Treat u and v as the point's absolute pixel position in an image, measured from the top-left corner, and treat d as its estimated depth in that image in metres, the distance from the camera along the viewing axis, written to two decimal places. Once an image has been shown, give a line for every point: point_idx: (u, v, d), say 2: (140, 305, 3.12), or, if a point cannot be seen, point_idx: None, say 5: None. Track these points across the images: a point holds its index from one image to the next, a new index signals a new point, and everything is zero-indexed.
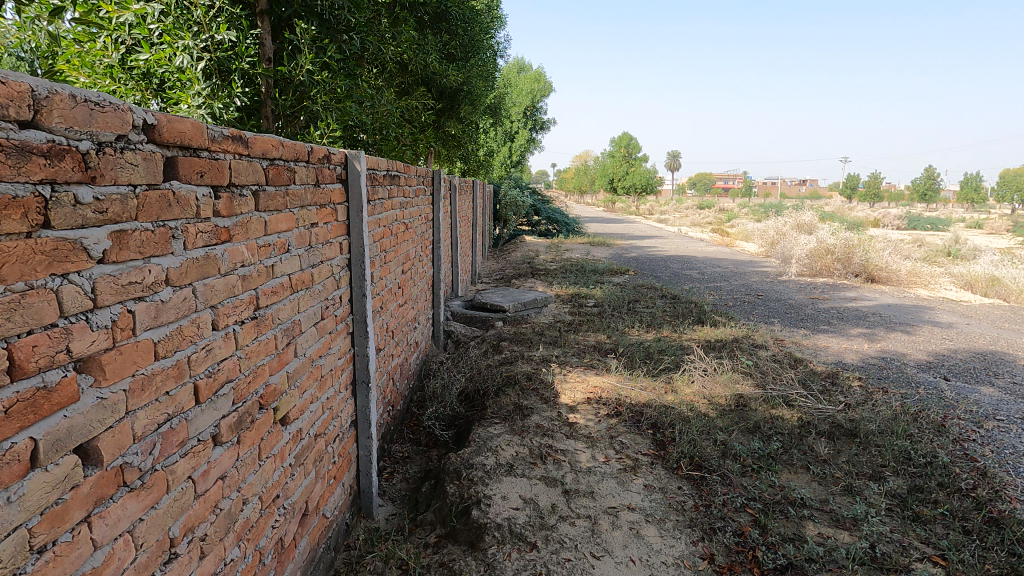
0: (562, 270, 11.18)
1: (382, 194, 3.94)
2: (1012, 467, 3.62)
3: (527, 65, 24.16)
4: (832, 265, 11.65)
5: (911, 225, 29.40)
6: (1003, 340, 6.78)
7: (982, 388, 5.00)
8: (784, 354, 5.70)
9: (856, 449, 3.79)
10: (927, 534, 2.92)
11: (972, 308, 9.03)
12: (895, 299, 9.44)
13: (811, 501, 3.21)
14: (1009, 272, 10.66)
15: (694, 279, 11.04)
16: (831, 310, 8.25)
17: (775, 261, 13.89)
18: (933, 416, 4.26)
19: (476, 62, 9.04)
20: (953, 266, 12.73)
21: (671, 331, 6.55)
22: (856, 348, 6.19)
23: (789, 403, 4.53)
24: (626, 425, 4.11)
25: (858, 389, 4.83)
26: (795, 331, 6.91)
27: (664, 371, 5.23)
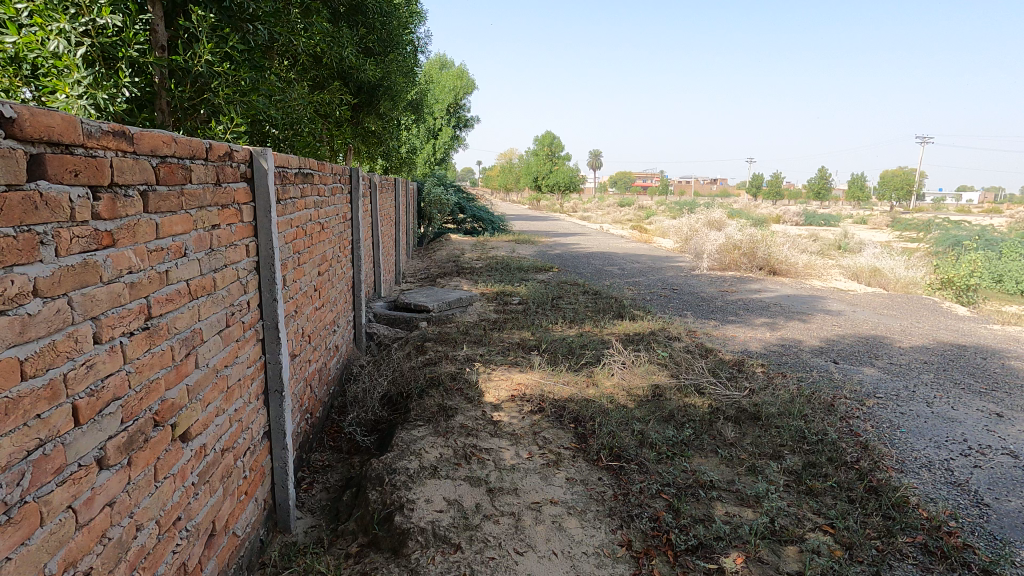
0: (488, 268, 11.21)
1: (294, 192, 3.76)
2: (889, 439, 4.04)
3: (449, 62, 23.91)
4: (739, 259, 12.45)
5: (807, 221, 32.04)
6: (882, 325, 7.54)
7: (865, 369, 5.55)
8: (696, 345, 6.03)
9: (759, 431, 4.08)
10: (818, 505, 3.20)
11: (857, 297, 9.97)
12: (794, 290, 10.24)
13: (719, 483, 3.42)
14: (887, 263, 11.87)
15: (614, 275, 11.41)
16: (738, 302, 8.83)
17: (689, 257, 14.67)
18: (825, 397, 4.67)
19: (396, 57, 8.82)
20: (842, 259, 14.00)
21: (593, 326, 6.74)
22: (760, 337, 6.66)
23: (700, 392, 4.80)
24: (548, 420, 4.19)
25: (760, 375, 5.20)
26: (706, 322, 7.33)
27: (585, 366, 5.38)
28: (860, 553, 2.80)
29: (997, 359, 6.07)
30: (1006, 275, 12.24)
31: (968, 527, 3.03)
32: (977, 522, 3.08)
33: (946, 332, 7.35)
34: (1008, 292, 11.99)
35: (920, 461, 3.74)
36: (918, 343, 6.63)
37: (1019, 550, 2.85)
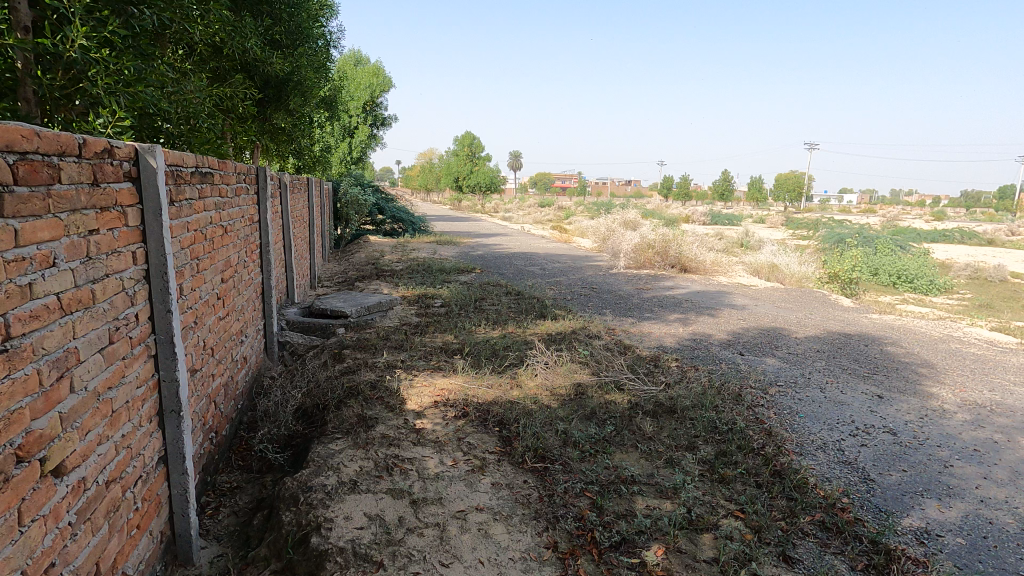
0: (409, 270, 10.96)
1: (191, 193, 3.44)
2: (789, 424, 4.35)
3: (365, 58, 23.18)
4: (653, 258, 13.01)
5: (713, 221, 34.15)
6: (781, 318, 8.15)
7: (767, 359, 5.96)
8: (615, 342, 6.21)
9: (675, 424, 4.25)
10: (730, 492, 3.37)
11: (758, 291, 10.72)
12: (703, 286, 10.83)
13: (640, 477, 3.52)
14: (783, 260, 12.87)
15: (536, 275, 11.54)
16: (653, 299, 9.21)
17: (607, 256, 15.13)
18: (733, 387, 4.96)
19: (306, 51, 8.38)
20: (744, 256, 15.03)
21: (516, 327, 6.76)
22: (674, 333, 6.97)
23: (620, 388, 4.94)
24: (473, 425, 4.14)
25: (675, 369, 5.44)
26: (624, 320, 7.58)
27: (509, 368, 5.37)
28: (768, 535, 2.97)
29: (877, 346, 6.74)
30: (881, 269, 13.67)
31: (858, 501, 3.31)
32: (865, 497, 3.37)
33: (833, 323, 8.07)
34: (883, 284, 13.39)
35: (816, 443, 4.05)
36: (811, 334, 7.22)
37: (900, 519, 3.15)
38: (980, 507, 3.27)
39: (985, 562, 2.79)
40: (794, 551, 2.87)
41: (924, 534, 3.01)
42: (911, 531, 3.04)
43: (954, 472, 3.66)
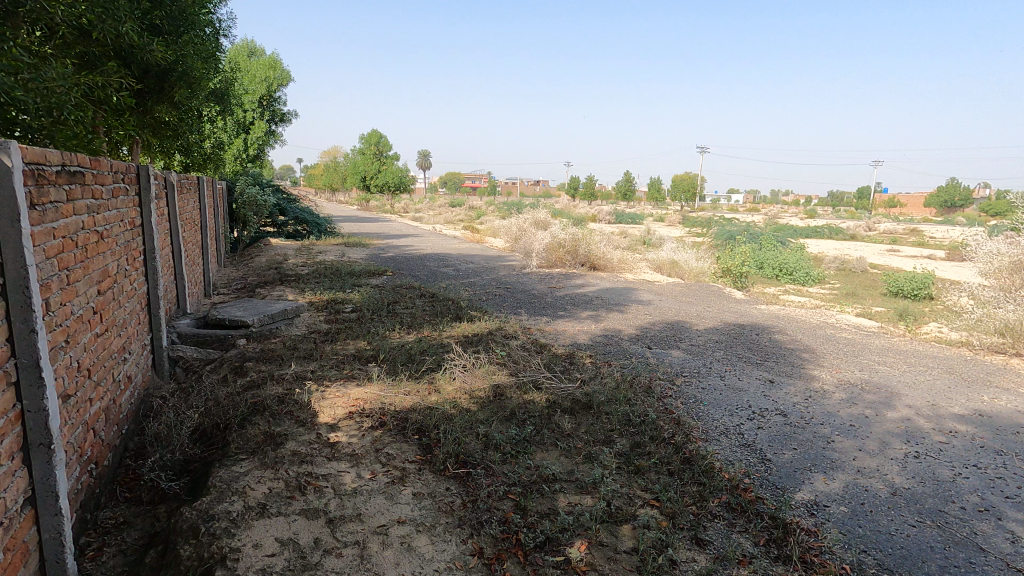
0: (315, 275, 10.43)
1: (56, 195, 3.03)
2: (694, 412, 4.63)
3: (259, 49, 21.76)
4: (564, 257, 13.35)
5: (618, 220, 35.74)
6: (682, 311, 8.68)
7: (673, 352, 6.31)
8: (531, 342, 6.30)
9: (592, 419, 4.38)
10: (645, 482, 3.52)
11: (662, 287, 11.34)
12: (611, 283, 11.29)
13: (560, 475, 3.58)
14: (682, 256, 13.70)
15: (450, 276, 11.44)
16: (565, 297, 9.45)
17: (519, 255, 15.32)
18: (643, 380, 5.20)
19: (192, 39, 7.73)
20: (648, 254, 15.84)
21: (431, 330, 6.65)
22: (586, 330, 7.18)
23: (538, 387, 5.00)
24: (391, 434, 4.01)
25: (589, 365, 5.60)
26: (539, 319, 7.70)
27: (426, 372, 5.27)
28: (681, 520, 3.13)
29: (766, 334, 7.36)
30: (766, 263, 14.98)
31: (758, 481, 3.59)
32: (763, 476, 3.66)
33: (728, 314, 8.72)
34: (768, 276, 14.67)
35: (719, 429, 4.34)
36: (710, 326, 7.75)
37: (793, 494, 3.45)
38: (857, 476, 3.65)
39: (864, 525, 3.13)
40: (705, 533, 3.05)
41: (814, 506, 3.32)
42: (803, 504, 3.34)
43: (836, 447, 4.06)
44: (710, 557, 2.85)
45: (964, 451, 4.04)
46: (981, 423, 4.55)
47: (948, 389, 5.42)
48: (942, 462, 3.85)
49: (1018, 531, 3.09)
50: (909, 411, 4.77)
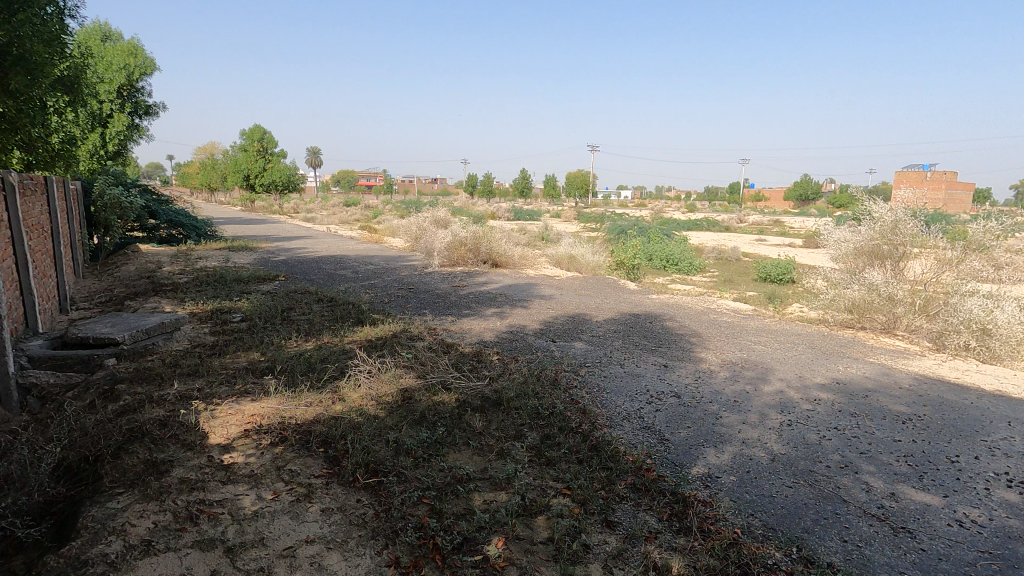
0: (196, 283, 9.55)
1: None
2: (598, 400, 4.85)
3: (115, 32, 19.43)
4: (466, 255, 13.34)
5: (517, 216, 36.37)
6: (582, 304, 9.02)
7: (576, 344, 6.54)
8: (438, 342, 6.23)
9: (501, 416, 4.43)
10: (556, 472, 3.63)
11: (561, 281, 11.72)
12: (513, 280, 11.47)
13: (474, 474, 3.58)
14: (579, 251, 14.24)
15: (348, 279, 10.99)
16: (469, 295, 9.45)
17: (420, 255, 15.08)
18: (550, 373, 5.35)
19: (29, 18, 6.75)
20: (547, 249, 16.29)
21: (332, 336, 6.35)
22: (492, 327, 7.24)
23: (447, 388, 4.96)
24: (293, 449, 3.78)
25: (497, 362, 5.66)
26: (444, 318, 7.63)
27: (329, 381, 5.03)
28: (592, 506, 3.26)
29: (658, 322, 7.88)
30: (655, 255, 16.00)
31: (658, 460, 3.83)
32: (663, 455, 3.91)
33: (624, 305, 9.21)
34: (657, 267, 15.70)
35: (622, 414, 4.58)
36: (608, 316, 8.14)
37: (689, 469, 3.72)
38: (742, 447, 4.02)
39: (750, 491, 3.45)
40: (614, 515, 3.20)
41: (708, 478, 3.61)
42: (699, 477, 3.62)
43: (724, 422, 4.45)
44: (620, 537, 3.00)
45: (826, 415, 4.60)
46: (838, 389, 5.21)
47: (811, 362, 6.14)
48: (810, 427, 4.35)
49: (871, 481, 3.57)
50: (781, 384, 5.34)
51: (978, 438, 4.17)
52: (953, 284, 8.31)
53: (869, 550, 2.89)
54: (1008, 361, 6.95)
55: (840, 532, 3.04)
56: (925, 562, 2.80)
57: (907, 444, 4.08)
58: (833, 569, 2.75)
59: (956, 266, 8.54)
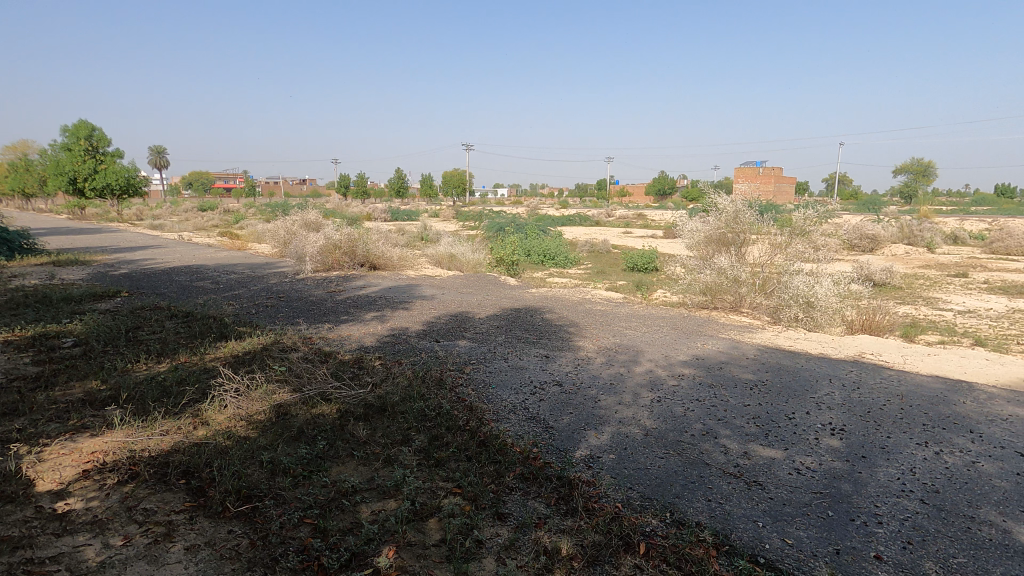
0: (11, 305, 8.09)
1: None
2: (484, 396, 4.89)
3: None
4: (341, 258, 12.74)
5: (394, 217, 35.55)
6: (464, 302, 9.05)
7: (460, 342, 6.55)
8: (314, 352, 5.88)
9: (387, 422, 4.30)
10: (445, 472, 3.60)
11: (443, 281, 11.65)
12: (393, 282, 11.18)
13: (360, 486, 3.43)
14: (459, 249, 14.25)
15: (208, 291, 9.99)
16: (347, 300, 9.05)
17: (290, 260, 14.12)
18: (435, 374, 5.30)
19: None
20: (426, 249, 16.10)
21: (190, 355, 5.72)
22: (373, 331, 7.00)
23: (326, 400, 4.71)
24: (148, 486, 3.35)
25: (379, 367, 5.47)
26: (320, 326, 7.23)
27: (188, 405, 4.53)
28: (482, 501, 3.29)
29: (539, 315, 8.14)
30: (532, 250, 16.51)
31: (544, 448, 3.96)
32: (548, 442, 4.05)
33: (506, 301, 9.40)
34: (535, 262, 16.21)
35: (507, 407, 4.66)
36: (491, 313, 8.25)
37: (573, 453, 3.89)
38: (619, 426, 4.29)
39: (628, 466, 3.69)
40: (505, 507, 3.25)
41: (590, 459, 3.80)
42: (582, 459, 3.80)
43: (602, 405, 4.71)
44: (511, 528, 3.06)
45: (689, 389, 5.06)
46: (698, 365, 5.76)
47: (675, 341, 6.73)
48: (676, 401, 4.76)
49: (728, 444, 3.99)
50: (651, 364, 5.78)
51: (808, 396, 4.85)
52: (784, 264, 9.58)
53: (729, 505, 3.23)
54: (827, 327, 8.18)
55: (705, 493, 3.36)
56: (773, 509, 3.19)
57: (755, 407, 4.62)
58: (700, 527, 3.03)
59: (784, 249, 9.87)
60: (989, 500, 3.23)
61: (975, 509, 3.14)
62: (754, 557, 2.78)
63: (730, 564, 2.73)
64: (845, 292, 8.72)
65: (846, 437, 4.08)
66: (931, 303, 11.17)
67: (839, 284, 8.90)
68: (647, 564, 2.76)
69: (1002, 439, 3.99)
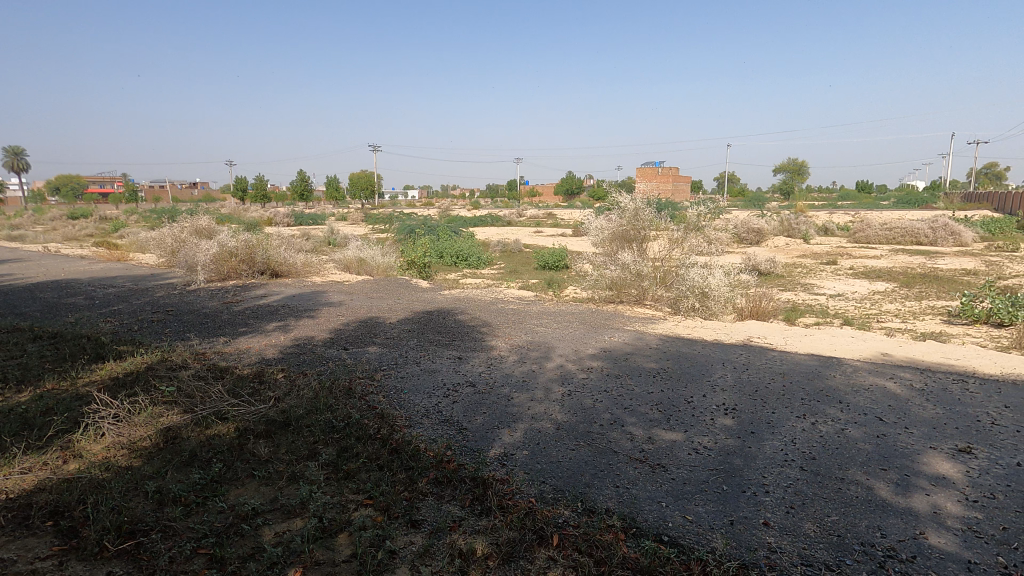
0: None
1: None
2: (396, 403, 4.77)
3: None
4: (238, 267, 11.92)
5: (298, 221, 33.87)
6: (375, 307, 8.80)
7: (370, 348, 6.35)
8: (208, 368, 5.45)
9: (291, 437, 4.07)
10: (355, 484, 3.47)
11: (352, 286, 11.25)
12: (297, 289, 10.63)
13: (262, 507, 3.22)
14: (368, 253, 13.84)
15: (80, 307, 8.96)
16: (246, 311, 8.47)
17: (179, 270, 13.00)
18: (343, 383, 5.10)
19: None
20: (333, 254, 15.48)
21: (58, 381, 5.10)
22: (275, 343, 6.60)
23: (222, 419, 4.37)
24: (5, 533, 2.94)
25: (282, 380, 5.17)
26: (215, 340, 6.71)
27: (57, 437, 4.02)
28: (395, 510, 3.21)
29: (451, 316, 8.09)
30: (444, 252, 16.40)
31: (458, 450, 3.93)
32: (462, 444, 4.03)
33: (417, 304, 9.25)
34: (447, 264, 16.11)
35: (420, 412, 4.58)
36: (402, 317, 8.08)
37: (487, 452, 3.90)
38: (532, 422, 4.36)
39: (541, 461, 3.76)
40: (418, 514, 3.19)
41: (504, 457, 3.83)
42: (496, 458, 3.81)
43: (515, 402, 4.76)
44: (425, 534, 3.00)
45: (597, 381, 5.25)
46: (605, 357, 5.98)
47: (584, 336, 6.94)
48: (585, 394, 4.91)
49: (634, 431, 4.18)
50: (561, 360, 5.92)
51: (704, 380, 5.20)
52: (681, 258, 10.21)
53: (635, 489, 3.39)
54: (721, 315, 8.82)
55: (613, 480, 3.50)
56: (675, 488, 3.39)
57: (658, 394, 4.88)
58: (610, 513, 3.15)
59: (681, 244, 10.52)
60: (855, 461, 3.64)
61: (845, 471, 3.52)
62: (659, 536, 2.93)
63: (637, 546, 2.86)
64: (735, 282, 9.44)
65: (737, 415, 4.42)
66: (807, 288, 12.39)
67: (729, 274, 9.62)
68: (560, 554, 2.82)
69: (864, 407, 4.51)
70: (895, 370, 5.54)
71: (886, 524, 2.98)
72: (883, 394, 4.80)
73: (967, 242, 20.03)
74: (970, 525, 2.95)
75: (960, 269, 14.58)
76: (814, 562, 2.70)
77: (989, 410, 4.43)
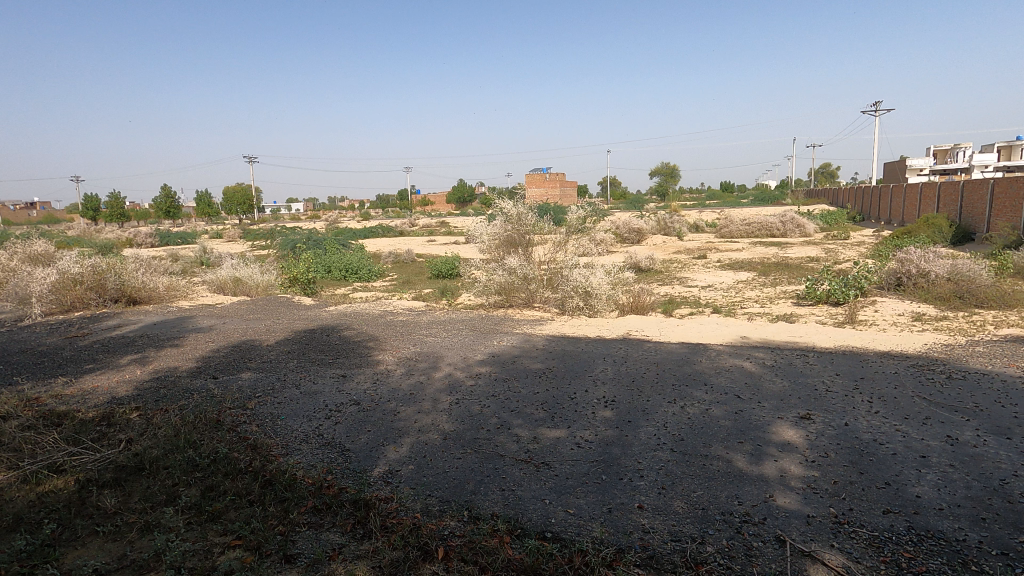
0: None
1: None
2: (271, 431, 4.45)
3: None
4: (85, 295, 10.52)
5: (164, 240, 30.72)
6: (250, 329, 8.19)
7: (243, 374, 5.90)
8: (41, 416, 4.72)
9: (145, 482, 3.66)
10: (222, 526, 3.18)
11: (225, 308, 10.40)
12: (159, 316, 9.62)
13: (106, 567, 2.84)
14: (244, 271, 12.89)
15: None
16: (94, 345, 7.50)
17: (8, 303, 11.19)
18: (210, 415, 4.67)
19: None
20: (203, 275, 14.22)
21: None
22: (128, 378, 5.89)
23: (59, 471, 3.81)
24: None
25: (136, 420, 4.63)
26: (54, 382, 5.87)
27: None
28: (268, 547, 2.97)
29: (336, 333, 7.74)
30: (332, 266, 15.71)
31: (339, 473, 3.75)
32: (344, 467, 3.85)
33: (299, 322, 8.76)
34: (335, 278, 15.47)
35: (298, 438, 4.32)
36: (281, 337, 7.59)
37: (370, 472, 3.76)
38: (418, 435, 4.28)
39: (426, 474, 3.69)
40: (294, 547, 2.99)
41: (388, 475, 3.70)
42: (379, 477, 3.68)
43: (401, 416, 4.64)
44: (302, 568, 2.81)
45: (485, 386, 5.28)
46: (494, 362, 6.03)
47: (473, 343, 6.94)
48: (472, 401, 4.90)
49: (519, 432, 4.25)
50: (449, 368, 5.89)
51: (586, 375, 5.42)
52: (565, 259, 10.61)
53: (520, 490, 3.43)
54: (603, 312, 9.29)
55: (498, 483, 3.52)
56: (558, 484, 3.48)
57: (543, 393, 5.01)
58: (495, 518, 3.16)
59: (564, 246, 10.95)
60: (717, 438, 3.97)
61: (708, 448, 3.82)
62: (542, 533, 2.99)
63: (522, 546, 2.89)
64: (615, 280, 9.97)
65: (615, 406, 4.65)
66: (681, 282, 13.42)
67: (610, 272, 10.14)
68: (444, 567, 2.78)
69: (725, 387, 4.95)
70: (751, 350, 6.15)
71: (742, 492, 3.28)
72: (741, 373, 5.31)
73: (809, 233, 22.91)
74: (809, 483, 3.33)
75: (804, 257, 16.60)
76: (681, 536, 2.90)
77: (825, 379, 5.06)
